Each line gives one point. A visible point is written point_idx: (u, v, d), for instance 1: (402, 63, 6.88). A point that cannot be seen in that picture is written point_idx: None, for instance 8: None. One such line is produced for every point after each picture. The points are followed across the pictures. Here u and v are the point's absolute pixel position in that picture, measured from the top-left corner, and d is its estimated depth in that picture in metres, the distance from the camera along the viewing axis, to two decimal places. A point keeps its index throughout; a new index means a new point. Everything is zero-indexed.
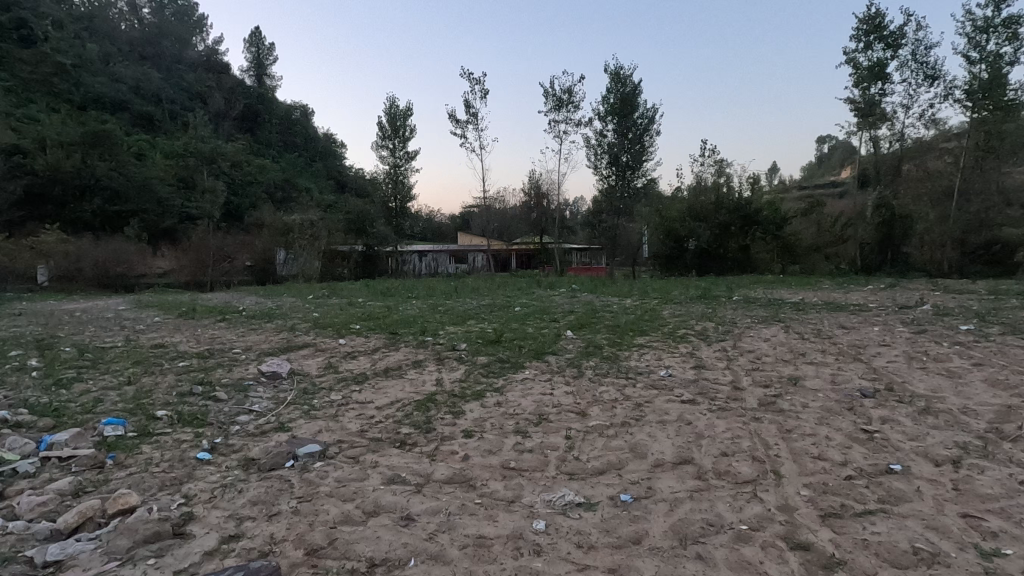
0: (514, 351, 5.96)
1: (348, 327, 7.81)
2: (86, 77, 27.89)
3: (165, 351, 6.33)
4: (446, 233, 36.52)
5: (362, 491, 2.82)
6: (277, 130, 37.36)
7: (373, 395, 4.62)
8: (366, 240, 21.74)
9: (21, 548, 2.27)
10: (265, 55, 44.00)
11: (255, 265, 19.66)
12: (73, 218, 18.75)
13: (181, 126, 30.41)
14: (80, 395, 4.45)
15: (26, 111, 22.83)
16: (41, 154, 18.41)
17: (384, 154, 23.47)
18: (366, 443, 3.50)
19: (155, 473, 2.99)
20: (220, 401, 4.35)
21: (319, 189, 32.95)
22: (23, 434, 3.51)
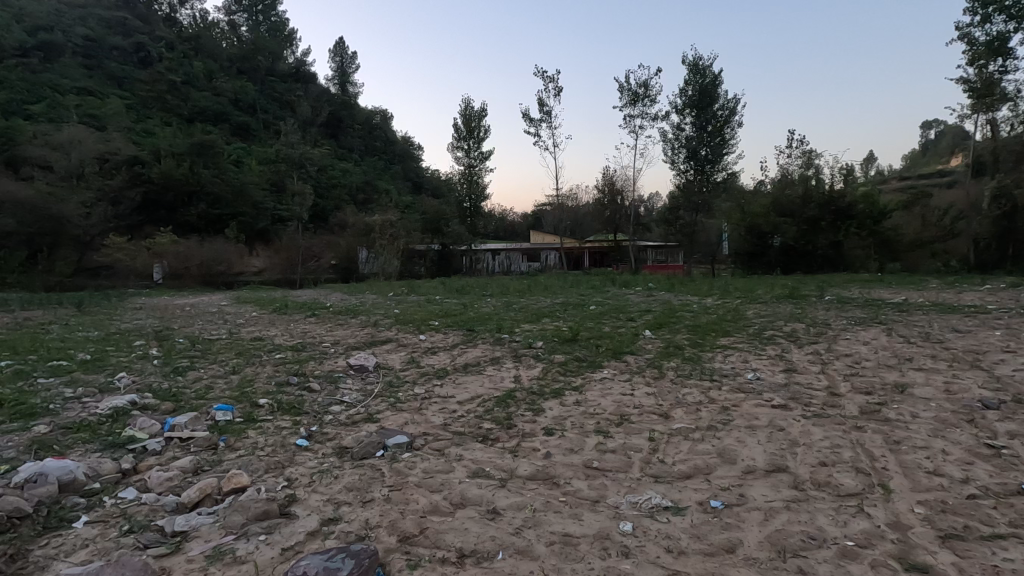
0: (591, 350, 5.92)
1: (427, 324, 8.07)
2: (193, 92, 30.52)
3: (263, 344, 6.81)
4: (519, 232, 36.70)
5: (450, 483, 2.90)
6: (358, 135, 39.13)
7: (454, 390, 4.74)
8: (441, 240, 22.26)
9: (153, 518, 2.52)
10: (348, 64, 46.31)
11: (339, 264, 20.69)
12: (183, 221, 20.62)
13: (274, 134, 32.57)
14: (194, 382, 4.90)
15: (144, 126, 25.36)
16: (156, 164, 20.39)
17: (459, 155, 24.04)
18: (450, 436, 3.60)
19: (262, 456, 3.24)
20: (313, 392, 4.63)
21: (398, 190, 34.17)
22: (150, 416, 3.91)
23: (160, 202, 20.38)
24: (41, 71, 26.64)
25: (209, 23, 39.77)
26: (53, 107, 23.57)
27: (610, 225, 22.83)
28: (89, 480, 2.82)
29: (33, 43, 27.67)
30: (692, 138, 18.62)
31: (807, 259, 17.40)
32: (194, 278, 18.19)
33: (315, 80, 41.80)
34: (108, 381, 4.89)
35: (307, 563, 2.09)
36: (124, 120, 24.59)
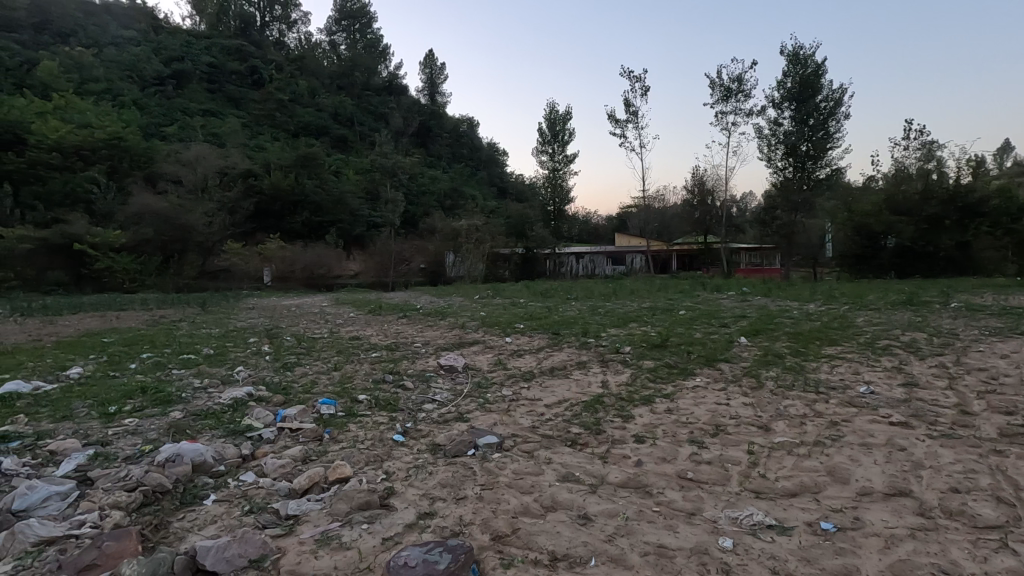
0: (682, 356, 5.71)
1: (513, 326, 8.18)
2: (298, 109, 33.04)
3: (361, 343, 7.22)
4: (603, 234, 36.21)
5: (540, 485, 2.91)
6: (446, 143, 40.46)
7: (541, 393, 4.76)
8: (526, 244, 22.43)
9: (269, 501, 2.73)
10: (437, 75, 48.03)
11: (428, 267, 21.48)
12: (289, 229, 22.37)
13: (369, 145, 34.48)
14: (300, 377, 5.30)
15: (257, 142, 27.79)
16: (267, 176, 22.26)
17: (543, 159, 24.24)
18: (538, 439, 3.62)
19: (363, 448, 3.44)
20: (407, 389, 4.85)
21: (483, 195, 34.92)
22: (265, 407, 4.27)
23: (270, 211, 22.24)
24: (173, 97, 30.05)
25: (312, 44, 42.91)
26: (183, 128, 26.49)
27: (700, 226, 21.91)
28: (216, 463, 3.12)
29: (168, 73, 31.32)
30: (792, 133, 17.46)
31: (927, 261, 15.77)
32: (299, 280, 19.63)
33: (406, 91, 43.74)
34: (229, 373, 5.42)
35: (407, 554, 2.18)
36: (240, 137, 27.10)
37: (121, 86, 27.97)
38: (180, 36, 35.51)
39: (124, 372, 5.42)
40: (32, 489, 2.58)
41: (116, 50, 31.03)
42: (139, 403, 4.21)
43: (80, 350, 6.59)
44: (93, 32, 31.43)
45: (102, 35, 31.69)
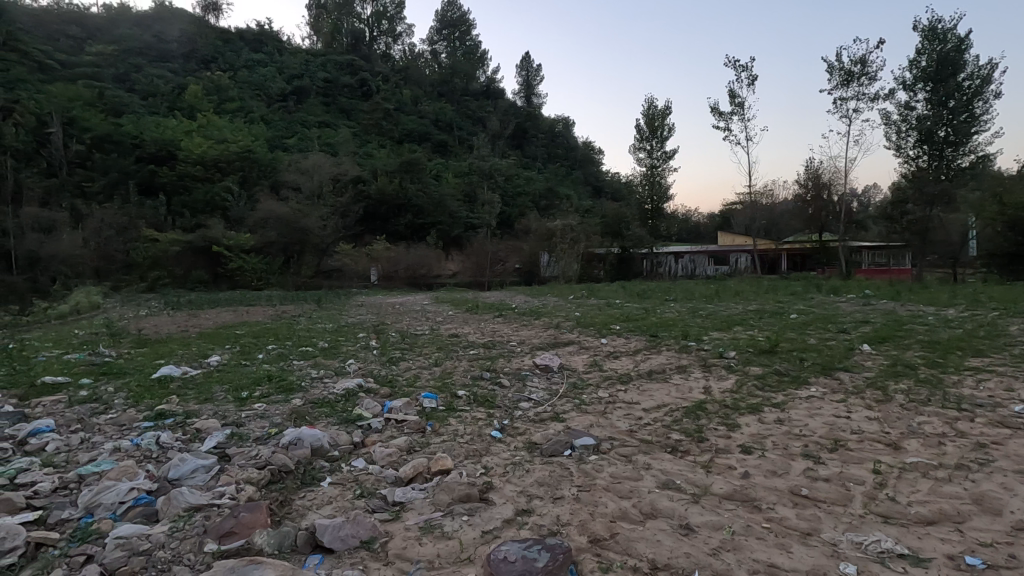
0: (794, 363, 5.32)
1: (609, 327, 8.06)
2: (402, 117, 34.77)
3: (460, 340, 7.48)
4: (705, 233, 34.50)
5: (639, 491, 2.84)
6: (542, 143, 40.65)
7: (639, 396, 4.65)
8: (621, 243, 21.93)
9: (378, 487, 2.91)
10: (533, 76, 48.44)
11: (523, 267, 21.69)
12: (394, 231, 23.65)
13: (467, 148, 35.51)
14: (404, 371, 5.59)
15: (365, 149, 29.68)
16: (374, 182, 23.66)
17: (641, 157, 23.63)
18: (636, 444, 3.53)
19: (463, 443, 3.55)
20: (504, 387, 4.95)
21: (578, 195, 34.69)
22: (373, 398, 4.56)
23: (377, 214, 23.67)
24: (294, 112, 32.88)
25: (415, 55, 44.97)
26: (302, 140, 28.92)
27: (815, 223, 20.19)
28: (330, 448, 3.37)
29: (289, 90, 34.34)
30: (927, 118, 15.61)
31: None
32: (402, 280, 20.68)
33: (503, 95, 44.56)
34: (341, 365, 5.85)
35: (507, 549, 2.22)
36: (351, 145, 29.06)
37: (251, 104, 31.11)
38: (300, 55, 38.77)
39: (254, 361, 6.03)
40: (183, 461, 2.94)
41: (247, 71, 34.55)
42: (265, 390, 4.65)
43: (218, 340, 7.42)
44: (229, 57, 35.24)
45: (236, 59, 35.45)
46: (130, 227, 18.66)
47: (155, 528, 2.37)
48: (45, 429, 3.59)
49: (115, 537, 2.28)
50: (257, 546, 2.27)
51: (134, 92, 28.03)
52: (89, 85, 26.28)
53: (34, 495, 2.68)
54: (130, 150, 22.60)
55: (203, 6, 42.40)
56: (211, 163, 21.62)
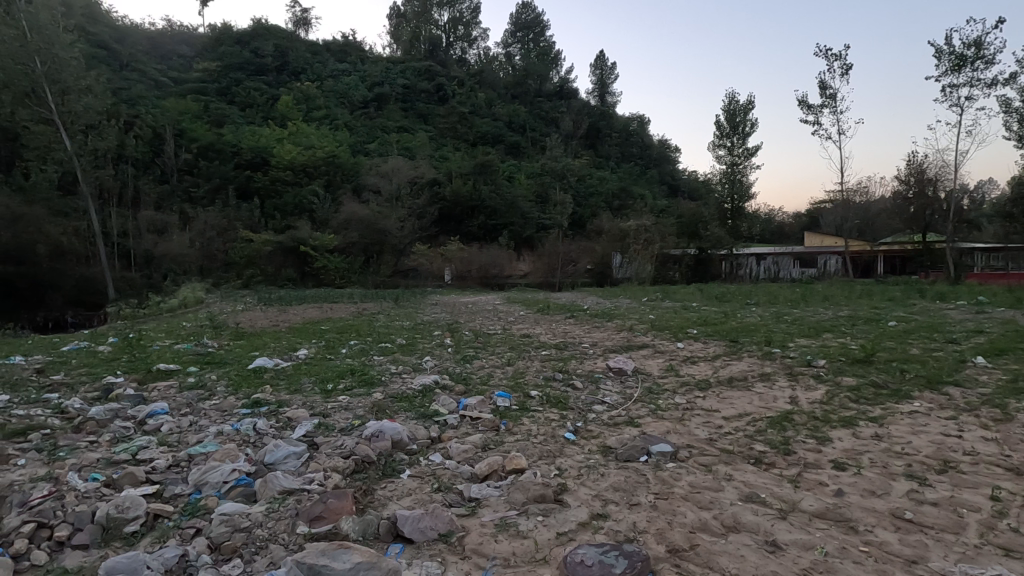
0: (893, 375, 4.90)
1: (685, 331, 7.81)
2: (477, 119, 35.38)
3: (531, 341, 7.50)
4: (791, 233, 32.52)
5: (720, 502, 2.73)
6: (616, 142, 39.98)
7: (718, 404, 4.45)
8: (699, 244, 21.11)
9: (455, 482, 2.97)
10: (607, 75, 47.80)
11: (595, 268, 21.42)
12: (467, 231, 24.12)
13: (540, 149, 35.56)
14: (477, 369, 5.69)
15: (441, 153, 30.49)
16: (449, 184, 24.23)
17: (720, 154, 22.67)
18: (717, 453, 3.39)
19: (537, 443, 3.56)
20: (576, 389, 4.91)
21: (653, 194, 33.81)
22: (449, 395, 4.67)
23: (451, 215, 24.26)
24: (375, 118, 34.36)
25: (490, 58, 45.66)
26: (382, 144, 30.16)
27: (917, 223, 18.50)
28: (409, 442, 3.49)
29: (371, 97, 35.92)
30: None
31: None
32: (474, 280, 20.99)
33: (576, 95, 44.26)
34: (418, 362, 6.05)
35: (583, 553, 2.21)
36: (428, 149, 29.93)
37: (336, 111, 32.85)
38: (381, 63, 40.45)
39: (338, 356, 6.34)
40: (277, 447, 3.16)
41: (333, 81, 36.49)
42: (349, 383, 4.90)
43: (306, 335, 7.88)
44: (317, 68, 37.39)
45: (323, 70, 37.55)
46: (229, 229, 20.25)
47: (254, 508, 2.55)
48: (160, 411, 3.98)
49: (220, 513, 2.49)
50: (343, 531, 2.39)
51: (234, 104, 30.42)
52: (197, 99, 28.82)
53: (152, 471, 2.97)
54: (230, 157, 24.54)
55: (295, 21, 45.25)
56: (300, 168, 23.05)
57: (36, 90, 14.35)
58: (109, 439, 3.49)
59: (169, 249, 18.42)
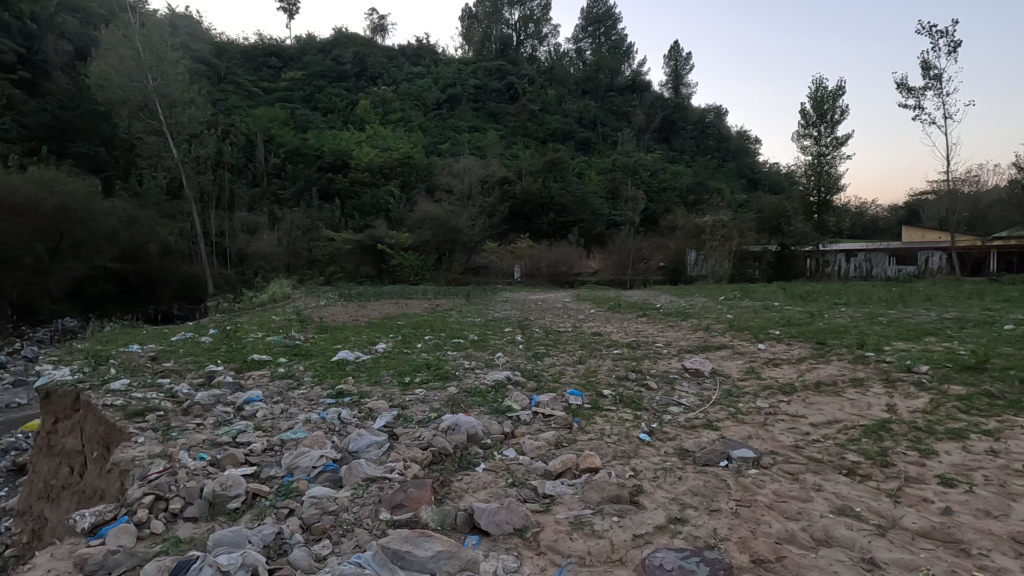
0: (1011, 385, 4.41)
1: (766, 331, 7.43)
2: (547, 116, 35.31)
3: (602, 339, 7.41)
4: (886, 227, 30.06)
5: (809, 513, 2.58)
6: (691, 135, 38.59)
7: (804, 410, 4.20)
8: (781, 240, 19.95)
9: (529, 477, 3.00)
10: (682, 66, 46.24)
11: (668, 265, 20.79)
12: (537, 229, 24.16)
13: (611, 145, 34.96)
14: (549, 366, 5.70)
15: (511, 150, 30.71)
16: (519, 182, 24.37)
17: (806, 144, 21.28)
18: (804, 461, 3.21)
19: (612, 442, 3.51)
20: (651, 389, 4.80)
21: (731, 188, 32.35)
22: (521, 391, 4.71)
23: (521, 213, 24.39)
24: (447, 118, 35.14)
25: (561, 53, 45.41)
26: (454, 144, 30.81)
27: None
28: (484, 436, 3.55)
29: (444, 98, 36.76)
30: None
31: None
32: (544, 277, 20.92)
33: (649, 87, 43.12)
34: (490, 358, 6.14)
35: (662, 557, 2.18)
36: (498, 147, 30.24)
37: (411, 113, 33.91)
38: (453, 64, 41.24)
39: (413, 350, 6.56)
40: (360, 436, 3.31)
41: (408, 84, 37.69)
42: (425, 376, 5.07)
43: (384, 329, 8.22)
44: (393, 73, 38.74)
45: (399, 73, 38.84)
46: (313, 228, 21.46)
47: (340, 493, 2.69)
48: (255, 398, 4.29)
49: (310, 496, 2.64)
50: (422, 520, 2.47)
51: (318, 110, 32.17)
52: (284, 107, 30.71)
53: (250, 453, 3.21)
54: (313, 161, 25.98)
55: (372, 28, 47.14)
56: (378, 170, 24.04)
57: (148, 104, 15.88)
58: (213, 422, 3.81)
59: (260, 248, 19.78)
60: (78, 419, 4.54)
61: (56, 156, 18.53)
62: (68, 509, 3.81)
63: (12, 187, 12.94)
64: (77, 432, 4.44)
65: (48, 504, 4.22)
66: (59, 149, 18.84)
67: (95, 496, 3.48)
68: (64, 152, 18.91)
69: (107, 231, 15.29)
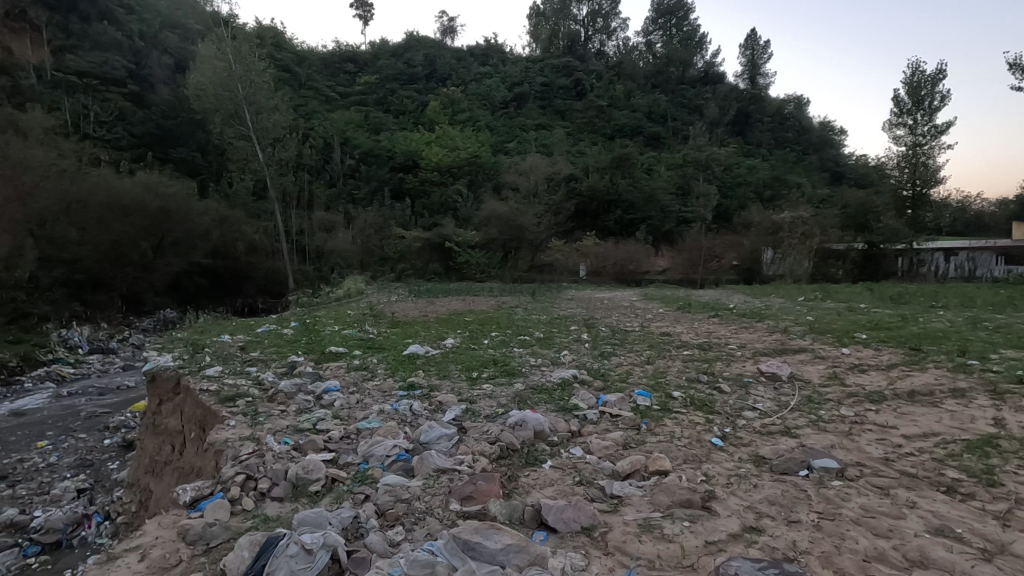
0: None
1: (852, 335, 6.95)
2: (615, 112, 34.68)
3: (672, 339, 7.21)
4: (994, 223, 27.24)
5: (901, 531, 2.40)
6: (768, 128, 36.67)
7: (896, 420, 3.90)
8: (868, 237, 18.58)
9: (596, 476, 2.98)
10: (759, 55, 44.11)
11: (742, 264, 19.93)
12: (604, 226, 23.83)
13: (682, 139, 33.85)
14: (616, 366, 5.62)
15: (578, 147, 30.45)
16: (586, 179, 24.09)
17: (899, 133, 19.63)
18: (895, 475, 2.99)
19: (682, 446, 3.42)
20: (724, 392, 4.62)
21: (813, 183, 30.50)
22: (588, 390, 4.67)
23: (588, 210, 24.13)
24: (514, 117, 35.31)
25: (630, 47, 44.47)
26: (521, 142, 30.94)
27: None
28: (551, 433, 3.56)
29: (511, 97, 37.02)
30: None
31: None
32: (610, 275, 20.73)
33: (723, 79, 41.41)
34: (556, 355, 6.14)
35: (737, 566, 2.12)
36: (565, 145, 30.06)
37: (478, 113, 34.40)
38: (521, 62, 41.31)
39: (481, 346, 6.67)
40: (431, 428, 3.42)
41: (477, 84, 38.20)
42: (492, 372, 5.15)
43: (451, 325, 8.40)
44: (462, 73, 39.39)
45: (468, 74, 39.44)
46: (385, 226, 22.25)
47: (412, 482, 2.79)
48: (332, 388, 4.53)
49: (385, 484, 2.76)
50: (492, 513, 2.52)
51: (390, 113, 33.29)
52: (359, 110, 32.02)
53: (329, 440, 3.38)
54: (385, 161, 26.95)
55: (441, 30, 48.05)
56: (446, 169, 24.58)
57: (239, 112, 17.05)
58: (295, 410, 4.05)
59: (336, 245, 20.78)
60: (179, 401, 4.97)
61: (159, 161, 20.27)
62: (170, 484, 4.20)
63: (123, 191, 14.29)
64: (178, 414, 4.87)
65: (153, 478, 4.67)
66: (162, 154, 20.64)
67: (193, 474, 3.81)
68: (166, 158, 20.66)
69: (201, 230, 16.58)
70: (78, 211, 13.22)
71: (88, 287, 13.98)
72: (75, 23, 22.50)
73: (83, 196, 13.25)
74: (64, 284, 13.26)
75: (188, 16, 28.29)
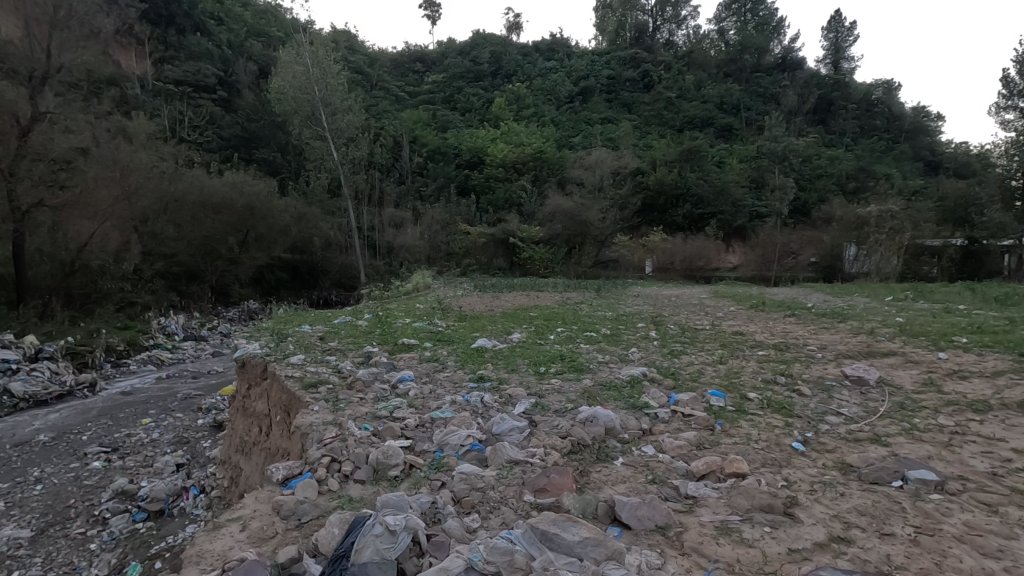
0: None
1: (949, 338, 6.41)
2: (684, 103, 33.58)
3: (745, 339, 6.92)
4: None
5: (1014, 553, 2.21)
6: (853, 115, 34.22)
7: (1004, 433, 3.57)
8: (969, 232, 17.02)
9: (670, 476, 2.92)
10: (844, 37, 41.20)
11: (821, 261, 18.95)
12: (671, 221, 23.14)
13: (757, 130, 32.29)
14: (686, 365, 5.47)
15: (645, 140, 29.76)
16: (653, 173, 23.45)
17: (1010, 116, 17.73)
18: (1006, 492, 2.73)
19: (760, 449, 3.29)
20: (804, 395, 4.40)
21: (904, 174, 28.18)
22: (658, 388, 4.58)
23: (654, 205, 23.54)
24: (579, 112, 34.98)
25: (701, 36, 42.83)
26: (587, 137, 30.60)
27: None
28: (621, 430, 3.53)
29: (576, 91, 36.70)
30: None
31: None
32: (678, 271, 20.31)
33: (803, 64, 38.99)
34: (623, 353, 6.06)
35: None
36: (631, 138, 29.42)
37: (543, 108, 34.30)
38: (586, 56, 40.79)
39: (547, 341, 6.70)
40: (503, 421, 3.47)
41: (541, 79, 38.08)
42: (559, 367, 5.16)
43: (517, 320, 8.49)
44: (527, 69, 39.36)
45: (533, 69, 39.33)
46: (451, 222, 22.70)
47: (486, 471, 2.86)
48: (407, 377, 4.71)
49: (459, 471, 2.85)
50: (565, 507, 2.54)
51: (456, 111, 33.88)
52: (426, 109, 32.79)
53: (405, 427, 3.52)
54: (452, 158, 27.51)
55: (507, 27, 48.29)
56: (511, 165, 24.77)
57: (315, 113, 17.90)
58: (374, 397, 4.25)
59: (405, 241, 21.47)
60: (266, 386, 5.32)
61: (245, 162, 21.68)
62: (260, 463, 4.51)
63: (213, 190, 15.44)
64: (265, 398, 5.22)
65: (243, 457, 5.05)
66: (247, 155, 22.05)
67: (282, 454, 4.07)
68: (250, 158, 22.09)
69: (281, 226, 17.63)
70: (175, 209, 14.58)
71: (183, 279, 15.39)
72: (173, 35, 24.52)
73: (180, 195, 14.57)
74: (163, 276, 14.60)
75: (271, 25, 30.09)
